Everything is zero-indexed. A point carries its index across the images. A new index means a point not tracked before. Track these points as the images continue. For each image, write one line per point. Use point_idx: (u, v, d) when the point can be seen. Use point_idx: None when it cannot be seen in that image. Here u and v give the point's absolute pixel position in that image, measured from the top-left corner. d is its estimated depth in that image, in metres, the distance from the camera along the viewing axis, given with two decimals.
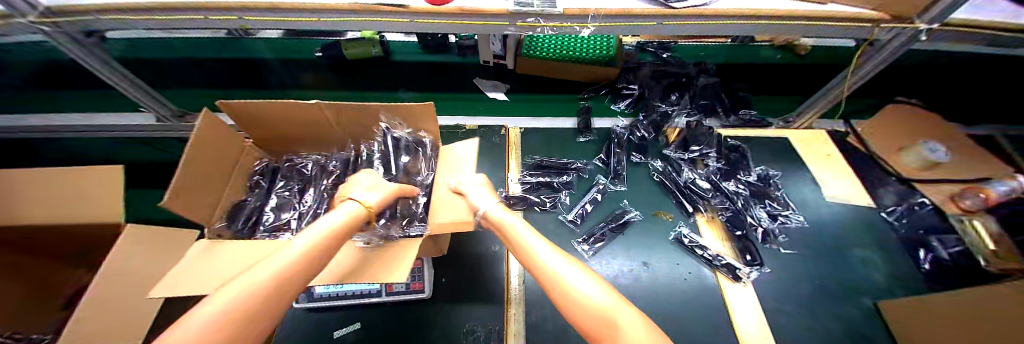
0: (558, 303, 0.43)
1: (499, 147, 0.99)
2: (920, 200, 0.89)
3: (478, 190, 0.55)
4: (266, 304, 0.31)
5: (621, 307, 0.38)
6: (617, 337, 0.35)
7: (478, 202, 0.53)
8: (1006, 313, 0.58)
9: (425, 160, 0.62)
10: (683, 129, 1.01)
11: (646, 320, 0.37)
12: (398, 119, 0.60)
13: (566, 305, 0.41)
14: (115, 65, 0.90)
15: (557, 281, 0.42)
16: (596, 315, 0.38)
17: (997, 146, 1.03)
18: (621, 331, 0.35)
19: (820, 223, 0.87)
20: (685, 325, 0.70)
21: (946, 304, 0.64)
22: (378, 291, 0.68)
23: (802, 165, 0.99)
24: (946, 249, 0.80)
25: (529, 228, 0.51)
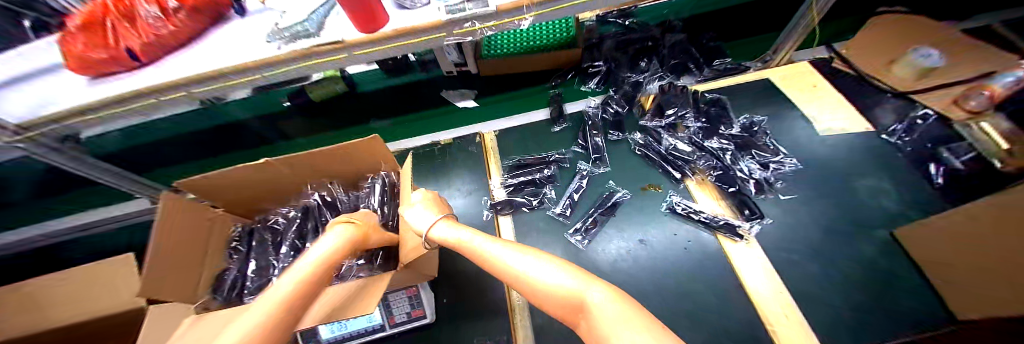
0: (530, 297, 0.42)
1: (477, 155, 0.98)
2: (922, 112, 0.84)
3: (418, 212, 0.55)
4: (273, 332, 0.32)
5: (591, 287, 0.36)
6: (590, 319, 0.34)
7: (420, 225, 0.53)
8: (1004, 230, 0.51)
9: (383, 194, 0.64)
10: (658, 94, 0.97)
11: (621, 294, 0.35)
12: (355, 158, 0.59)
13: (537, 297, 0.41)
14: (116, 170, 0.96)
15: (525, 281, 0.41)
16: (567, 300, 0.37)
17: (995, 36, 0.97)
18: (594, 313, 0.34)
19: (816, 160, 0.83)
20: (695, 297, 0.68)
21: (960, 225, 0.57)
22: (382, 325, 0.68)
23: (789, 104, 0.94)
24: (959, 157, 0.75)
25: (484, 235, 0.51)
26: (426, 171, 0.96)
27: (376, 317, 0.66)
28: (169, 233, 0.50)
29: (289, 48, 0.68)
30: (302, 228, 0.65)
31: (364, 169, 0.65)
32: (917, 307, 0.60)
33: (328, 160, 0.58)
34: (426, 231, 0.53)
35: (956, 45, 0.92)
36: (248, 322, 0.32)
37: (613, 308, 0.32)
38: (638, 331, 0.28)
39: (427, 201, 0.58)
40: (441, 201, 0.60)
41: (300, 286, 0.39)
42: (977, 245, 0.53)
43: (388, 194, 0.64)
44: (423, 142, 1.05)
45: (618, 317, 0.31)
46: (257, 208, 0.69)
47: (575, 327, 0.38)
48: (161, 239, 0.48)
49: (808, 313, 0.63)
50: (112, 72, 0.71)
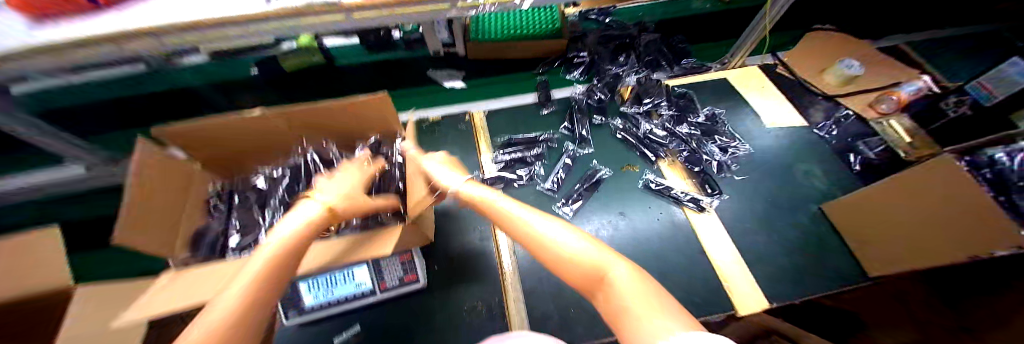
0: (547, 262, 0.41)
1: (466, 133, 1.00)
2: (844, 113, 1.02)
3: (445, 171, 0.56)
4: (261, 292, 0.29)
5: (612, 258, 0.37)
6: (609, 291, 0.34)
7: (446, 181, 0.54)
8: (949, 199, 0.58)
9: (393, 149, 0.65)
10: (634, 86, 1.07)
11: (642, 273, 0.35)
12: (356, 119, 0.59)
13: (553, 261, 0.40)
14: (51, 129, 0.89)
15: (546, 244, 0.40)
16: (586, 266, 0.37)
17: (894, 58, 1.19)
18: (613, 284, 0.34)
19: (764, 148, 0.97)
20: (665, 258, 0.78)
21: (914, 212, 0.64)
22: (371, 291, 0.66)
23: (743, 100, 1.08)
24: (872, 150, 0.93)
25: (486, 190, 0.52)
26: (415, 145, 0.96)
27: (366, 283, 0.64)
28: (147, 178, 0.46)
29: (280, 4, 0.65)
30: (293, 189, 0.63)
31: (361, 132, 0.64)
32: (832, 268, 0.76)
33: (329, 117, 0.57)
34: (452, 188, 0.54)
35: (879, 61, 1.14)
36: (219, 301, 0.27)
37: (623, 275, 0.34)
38: (653, 311, 0.29)
39: (449, 163, 0.60)
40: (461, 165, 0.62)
41: (272, 259, 0.33)
42: (935, 223, 0.60)
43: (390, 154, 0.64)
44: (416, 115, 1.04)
45: (628, 282, 0.33)
46: (238, 167, 0.65)
47: (592, 297, 0.38)
48: (139, 183, 0.44)
49: (755, 273, 0.76)
50: (59, 16, 0.62)
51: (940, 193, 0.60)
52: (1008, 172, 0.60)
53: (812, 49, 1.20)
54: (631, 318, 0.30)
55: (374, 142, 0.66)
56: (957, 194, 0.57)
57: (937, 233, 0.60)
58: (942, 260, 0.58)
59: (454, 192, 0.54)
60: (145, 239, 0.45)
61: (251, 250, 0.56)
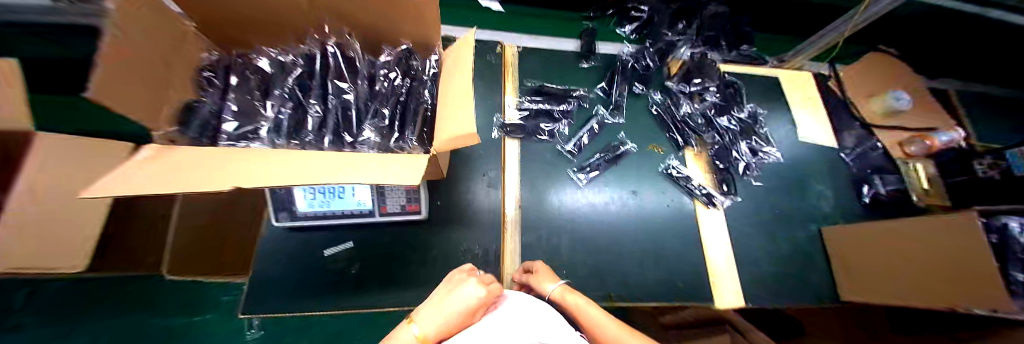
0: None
1: (495, 67, 0.89)
2: (874, 144, 0.97)
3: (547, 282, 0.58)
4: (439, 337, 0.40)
5: None
6: None
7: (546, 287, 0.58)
8: (958, 253, 0.61)
9: (422, 61, 0.55)
10: (687, 61, 0.96)
11: None
12: (388, 17, 0.48)
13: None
14: None
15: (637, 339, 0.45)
16: None
17: (951, 103, 1.11)
18: None
19: (793, 161, 0.92)
20: (665, 243, 0.78)
21: (923, 255, 0.66)
22: (371, 212, 0.63)
23: (785, 106, 0.99)
24: (886, 187, 0.91)
25: (593, 305, 0.52)
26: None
27: (365, 203, 0.61)
28: (126, 27, 0.36)
29: None
30: (301, 81, 0.55)
31: (380, 33, 0.53)
32: (808, 288, 0.79)
33: (358, 6, 0.46)
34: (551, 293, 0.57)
35: (925, 103, 1.06)
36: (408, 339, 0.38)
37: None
38: None
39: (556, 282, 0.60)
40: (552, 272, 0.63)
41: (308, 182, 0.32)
42: (938, 270, 0.64)
43: (416, 69, 0.54)
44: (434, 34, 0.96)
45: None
46: (240, 41, 0.54)
47: None
48: (116, 31, 0.35)
49: (740, 275, 0.78)
50: None
51: (941, 236, 0.63)
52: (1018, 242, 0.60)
53: (876, 66, 1.09)
54: None
55: (403, 50, 0.54)
56: (960, 242, 0.61)
57: (943, 279, 0.63)
58: (929, 301, 0.66)
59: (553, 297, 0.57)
60: (126, 102, 0.38)
61: (248, 141, 0.50)
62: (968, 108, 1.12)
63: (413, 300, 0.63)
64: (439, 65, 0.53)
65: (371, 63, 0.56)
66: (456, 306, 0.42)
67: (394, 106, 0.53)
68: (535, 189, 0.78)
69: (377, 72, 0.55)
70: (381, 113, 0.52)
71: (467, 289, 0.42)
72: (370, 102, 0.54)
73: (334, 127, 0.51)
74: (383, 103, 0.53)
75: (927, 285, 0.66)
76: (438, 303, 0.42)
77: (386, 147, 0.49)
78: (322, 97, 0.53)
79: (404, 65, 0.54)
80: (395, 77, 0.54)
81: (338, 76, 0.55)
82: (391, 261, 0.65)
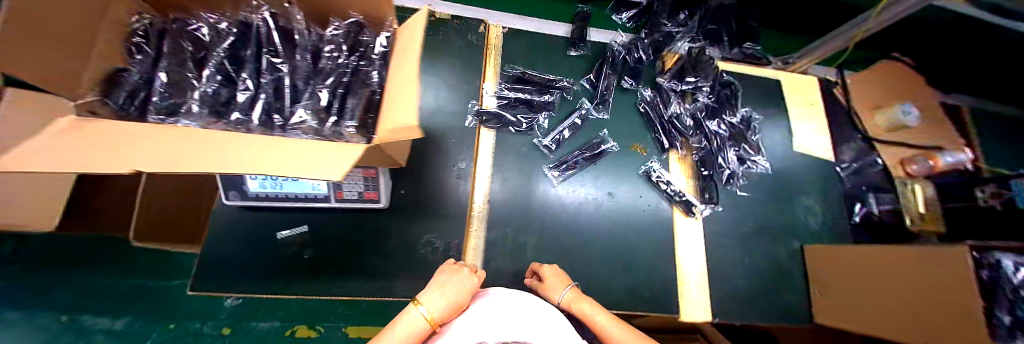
0: None
1: (476, 48, 0.83)
2: (874, 160, 0.92)
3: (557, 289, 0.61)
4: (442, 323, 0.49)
5: None
6: None
7: (555, 296, 0.60)
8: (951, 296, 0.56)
9: (373, 35, 0.51)
10: (683, 56, 0.88)
11: None
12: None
13: None
14: None
15: None
16: None
17: (965, 120, 1.04)
18: None
19: (784, 172, 0.87)
20: (637, 249, 0.76)
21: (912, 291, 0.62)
22: (327, 197, 0.61)
23: (783, 112, 0.92)
24: (879, 206, 0.88)
25: (600, 310, 0.57)
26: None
27: (320, 187, 0.59)
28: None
29: None
30: (237, 53, 0.51)
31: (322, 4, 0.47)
32: (778, 304, 0.78)
33: None
34: (562, 302, 0.60)
35: (936, 120, 0.99)
36: (413, 323, 0.48)
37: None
38: None
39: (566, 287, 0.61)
40: (561, 276, 0.64)
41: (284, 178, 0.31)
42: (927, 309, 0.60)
43: (363, 50, 0.50)
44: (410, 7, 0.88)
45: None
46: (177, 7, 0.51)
47: None
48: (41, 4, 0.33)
49: (711, 286, 0.76)
50: None
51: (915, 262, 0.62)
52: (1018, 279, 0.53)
53: (889, 75, 1.03)
54: None
55: (352, 23, 0.50)
56: (930, 269, 0.59)
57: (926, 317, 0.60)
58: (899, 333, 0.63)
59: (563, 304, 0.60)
60: (47, 75, 0.36)
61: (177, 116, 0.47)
62: (985, 125, 1.04)
63: (368, 291, 0.62)
64: (390, 45, 0.49)
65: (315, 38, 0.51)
66: (457, 293, 0.52)
67: (336, 87, 0.49)
68: (507, 183, 0.75)
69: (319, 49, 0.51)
70: (320, 93, 0.48)
71: (464, 280, 0.55)
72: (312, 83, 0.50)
73: (274, 109, 0.48)
74: (325, 83, 0.50)
75: (898, 312, 0.64)
76: (437, 290, 0.52)
77: (324, 134, 0.46)
78: (258, 75, 0.50)
79: (346, 40, 0.50)
80: (339, 56, 0.50)
81: (280, 52, 0.50)
82: (350, 250, 0.63)
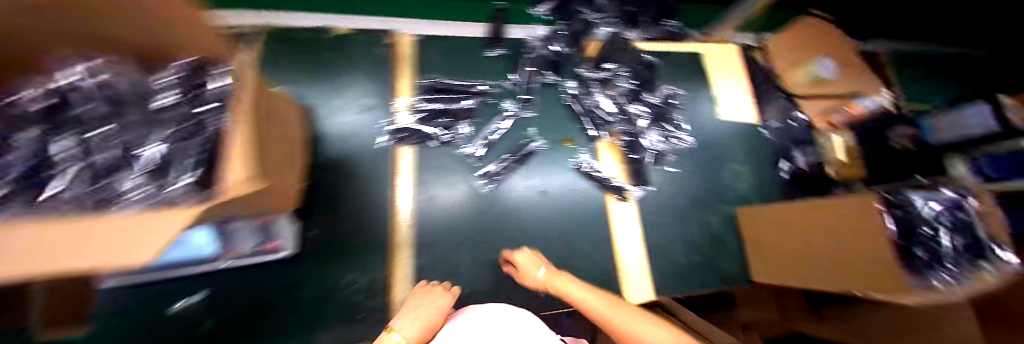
0: (619, 335, 0.48)
1: (383, 61, 0.80)
2: (796, 115, 0.93)
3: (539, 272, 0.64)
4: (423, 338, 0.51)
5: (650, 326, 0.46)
6: None
7: (535, 279, 0.63)
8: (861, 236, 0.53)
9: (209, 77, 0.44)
10: (602, 42, 0.86)
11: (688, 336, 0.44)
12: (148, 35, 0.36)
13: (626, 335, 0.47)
14: None
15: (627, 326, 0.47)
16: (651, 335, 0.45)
17: (880, 64, 1.07)
18: None
19: (709, 144, 0.89)
20: (574, 244, 0.76)
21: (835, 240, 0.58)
22: (219, 257, 0.61)
23: (703, 83, 0.94)
24: (804, 158, 0.91)
25: (575, 283, 0.60)
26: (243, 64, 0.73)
27: (208, 248, 0.60)
28: None
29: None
30: (30, 114, 0.38)
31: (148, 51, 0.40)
32: (718, 273, 0.81)
33: (94, 31, 0.33)
34: (542, 281, 0.63)
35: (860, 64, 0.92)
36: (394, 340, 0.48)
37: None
38: None
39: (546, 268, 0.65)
40: (540, 257, 0.68)
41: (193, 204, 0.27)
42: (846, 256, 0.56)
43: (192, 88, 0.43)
44: (295, 23, 0.79)
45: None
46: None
47: None
48: None
49: (652, 267, 0.78)
50: None
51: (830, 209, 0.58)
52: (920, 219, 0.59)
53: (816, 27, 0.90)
54: None
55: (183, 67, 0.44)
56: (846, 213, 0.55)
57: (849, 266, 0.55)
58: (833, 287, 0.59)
59: (544, 284, 0.62)
60: None
61: None
62: (897, 67, 1.08)
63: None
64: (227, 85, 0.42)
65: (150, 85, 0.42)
66: (430, 314, 0.56)
67: (178, 143, 0.41)
68: (434, 200, 0.74)
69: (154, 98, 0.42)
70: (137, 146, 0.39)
71: (438, 298, 0.60)
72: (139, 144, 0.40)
73: (87, 181, 0.36)
74: (159, 143, 0.40)
75: (821, 275, 0.61)
76: (418, 313, 0.55)
77: (152, 203, 0.36)
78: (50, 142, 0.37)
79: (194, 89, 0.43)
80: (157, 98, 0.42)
81: (99, 106, 0.40)
82: (258, 309, 0.64)
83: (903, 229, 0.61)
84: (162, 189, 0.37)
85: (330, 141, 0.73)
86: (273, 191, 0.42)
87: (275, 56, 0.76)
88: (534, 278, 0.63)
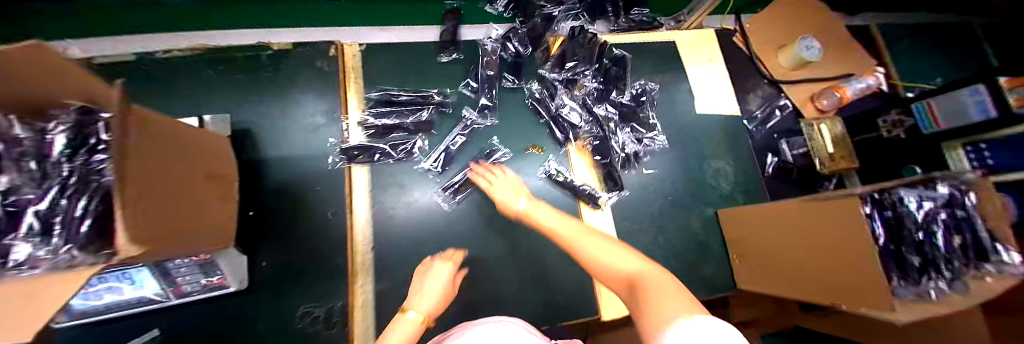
0: (580, 260, 0.43)
1: (330, 76, 0.75)
2: (782, 103, 0.87)
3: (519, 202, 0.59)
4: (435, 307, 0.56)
5: (620, 256, 0.39)
6: (643, 288, 0.33)
7: (513, 204, 0.60)
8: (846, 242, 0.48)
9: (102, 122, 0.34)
10: (566, 38, 0.80)
11: (657, 267, 0.37)
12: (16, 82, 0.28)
13: (586, 261, 0.42)
14: None
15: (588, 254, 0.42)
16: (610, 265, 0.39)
17: (874, 38, 0.99)
18: (642, 279, 0.34)
19: (688, 142, 0.84)
20: (543, 258, 0.73)
21: (825, 246, 0.52)
22: (167, 294, 0.58)
23: (680, 75, 0.88)
24: (792, 151, 0.84)
25: (549, 209, 0.54)
26: (180, 93, 0.70)
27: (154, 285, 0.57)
28: None
29: None
30: None
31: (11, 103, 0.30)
32: (702, 280, 0.76)
33: None
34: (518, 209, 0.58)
35: (840, 39, 0.90)
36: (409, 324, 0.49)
37: (668, 288, 0.32)
38: (681, 304, 0.28)
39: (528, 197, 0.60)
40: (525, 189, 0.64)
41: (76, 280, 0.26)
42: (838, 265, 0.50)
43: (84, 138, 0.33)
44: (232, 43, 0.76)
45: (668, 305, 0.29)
46: None
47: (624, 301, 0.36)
48: None
49: None
50: None
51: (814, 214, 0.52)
52: (911, 218, 0.52)
53: (784, 10, 0.91)
54: (658, 302, 0.29)
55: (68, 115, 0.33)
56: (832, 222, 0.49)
57: (841, 271, 0.50)
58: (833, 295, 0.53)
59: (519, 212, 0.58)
60: None
61: None
62: (892, 39, 1.00)
63: None
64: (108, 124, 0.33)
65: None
66: (438, 288, 0.58)
67: (68, 196, 0.31)
68: (393, 221, 0.70)
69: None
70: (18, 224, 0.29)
71: (441, 270, 0.60)
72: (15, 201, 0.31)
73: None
74: (41, 198, 0.31)
75: (821, 281, 0.54)
76: (425, 291, 0.57)
77: (57, 264, 0.28)
78: None
79: (79, 134, 0.33)
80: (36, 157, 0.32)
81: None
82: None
83: (891, 232, 0.54)
84: (63, 247, 0.29)
85: (280, 168, 0.70)
86: (168, 246, 0.38)
87: (213, 79, 0.72)
88: (511, 202, 0.60)
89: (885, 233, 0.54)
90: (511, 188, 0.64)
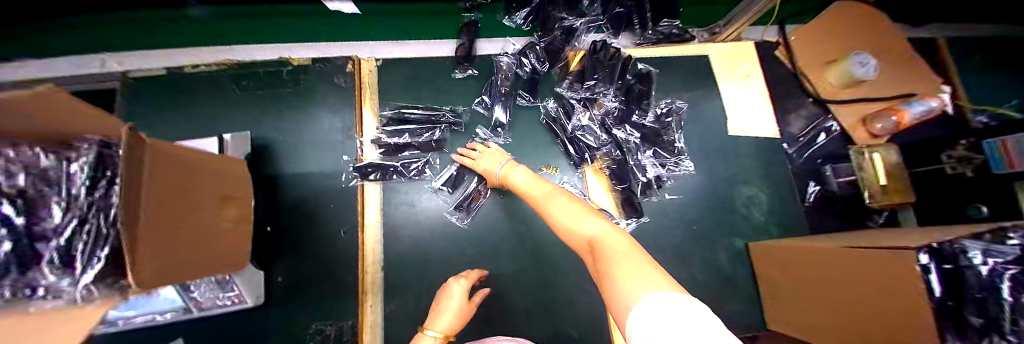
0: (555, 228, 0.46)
1: (346, 92, 0.75)
2: (828, 125, 0.80)
3: (501, 167, 0.62)
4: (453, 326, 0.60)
5: (590, 221, 0.42)
6: (605, 257, 0.35)
7: (494, 171, 0.63)
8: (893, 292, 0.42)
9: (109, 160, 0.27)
10: (586, 54, 0.77)
11: (619, 230, 0.40)
12: (36, 107, 0.23)
13: (559, 228, 0.45)
14: None
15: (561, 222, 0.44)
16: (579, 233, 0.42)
17: (938, 53, 0.88)
18: (603, 243, 0.37)
19: (716, 166, 0.78)
20: (555, 284, 0.71)
21: (871, 294, 0.46)
22: (188, 307, 0.60)
23: (711, 92, 0.81)
24: (837, 179, 0.76)
25: (525, 174, 0.58)
26: (202, 106, 0.72)
27: (176, 300, 0.59)
28: None
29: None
30: None
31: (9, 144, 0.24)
32: (725, 316, 0.71)
33: None
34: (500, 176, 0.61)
35: (899, 56, 0.80)
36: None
37: (628, 253, 0.34)
38: (640, 272, 0.31)
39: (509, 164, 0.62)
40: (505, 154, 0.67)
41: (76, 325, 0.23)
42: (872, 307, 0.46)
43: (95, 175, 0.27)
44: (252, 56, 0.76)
45: (633, 270, 0.31)
46: None
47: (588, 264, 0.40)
48: None
49: None
50: None
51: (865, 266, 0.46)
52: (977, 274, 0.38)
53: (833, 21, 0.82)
54: (619, 272, 0.32)
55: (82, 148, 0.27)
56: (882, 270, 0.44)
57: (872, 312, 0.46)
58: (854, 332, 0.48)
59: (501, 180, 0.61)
60: None
61: None
62: (960, 54, 0.88)
63: None
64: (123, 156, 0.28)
65: (17, 165, 0.25)
66: (456, 304, 0.61)
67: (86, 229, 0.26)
68: (404, 241, 0.70)
69: (17, 185, 0.25)
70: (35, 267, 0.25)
71: (457, 286, 0.62)
72: (38, 227, 0.26)
73: None
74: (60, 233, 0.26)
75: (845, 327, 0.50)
76: (443, 309, 0.61)
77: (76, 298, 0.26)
78: None
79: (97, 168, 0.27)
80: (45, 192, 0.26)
81: None
82: None
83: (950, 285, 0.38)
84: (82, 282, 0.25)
85: (295, 185, 0.70)
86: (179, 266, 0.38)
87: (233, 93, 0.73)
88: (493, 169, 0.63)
89: (938, 282, 0.39)
90: (494, 157, 0.66)
